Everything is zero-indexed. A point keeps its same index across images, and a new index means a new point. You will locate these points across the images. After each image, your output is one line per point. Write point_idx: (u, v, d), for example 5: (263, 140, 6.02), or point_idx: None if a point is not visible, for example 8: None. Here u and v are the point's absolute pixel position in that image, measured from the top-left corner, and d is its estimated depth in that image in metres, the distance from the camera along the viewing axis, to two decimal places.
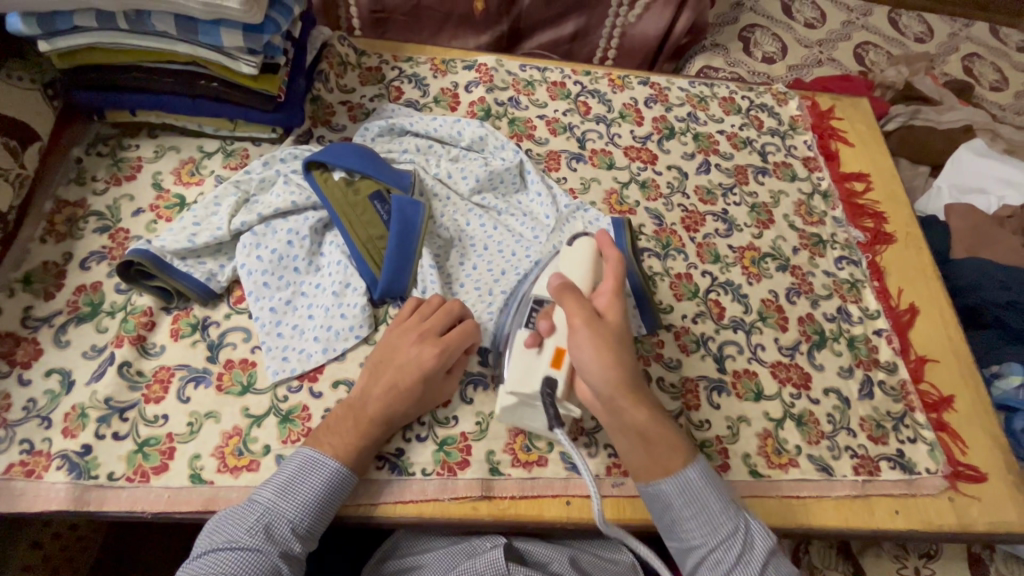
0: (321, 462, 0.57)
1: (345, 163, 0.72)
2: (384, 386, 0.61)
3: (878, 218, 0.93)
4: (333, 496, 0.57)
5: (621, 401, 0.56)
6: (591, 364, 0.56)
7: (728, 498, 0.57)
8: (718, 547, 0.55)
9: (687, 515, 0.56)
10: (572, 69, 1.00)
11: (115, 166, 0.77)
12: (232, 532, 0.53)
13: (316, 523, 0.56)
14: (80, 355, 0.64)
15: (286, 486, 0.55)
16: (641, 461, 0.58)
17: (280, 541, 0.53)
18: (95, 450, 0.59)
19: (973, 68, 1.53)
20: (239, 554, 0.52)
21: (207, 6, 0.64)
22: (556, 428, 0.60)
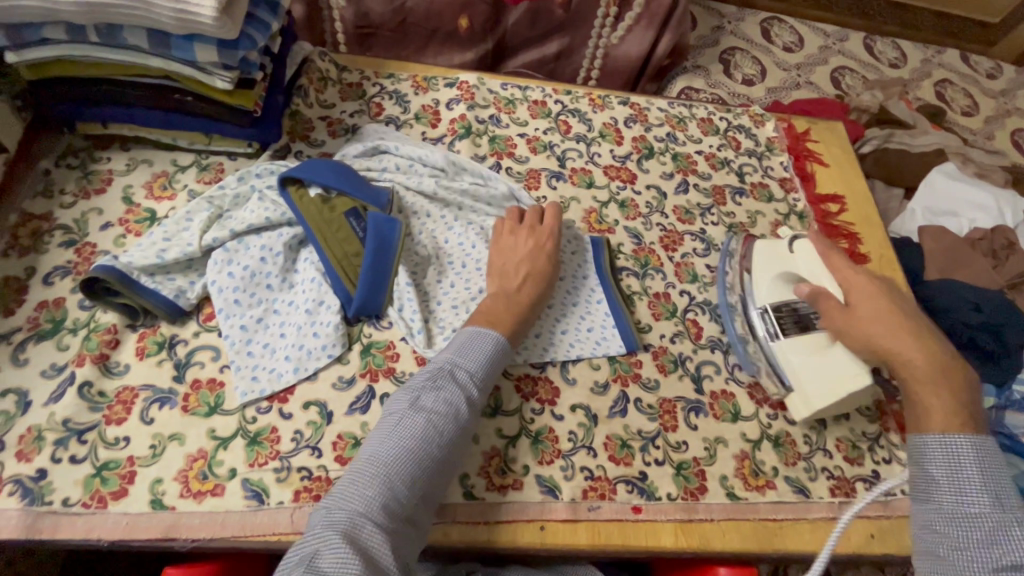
0: (484, 334, 0.63)
1: (325, 177, 0.72)
2: (520, 273, 0.71)
3: (853, 239, 0.95)
4: (498, 358, 0.63)
5: (915, 361, 0.64)
6: (880, 334, 0.66)
7: (1004, 483, 0.56)
8: (974, 519, 0.55)
9: (947, 478, 0.58)
10: (553, 88, 1.01)
11: (85, 179, 0.75)
12: (419, 382, 0.59)
13: (486, 380, 0.61)
14: (39, 375, 0.61)
15: (460, 347, 0.62)
16: (913, 416, 0.62)
17: (462, 386, 0.59)
18: (50, 474, 0.56)
19: (945, 93, 1.58)
20: (433, 400, 0.57)
21: (180, 20, 0.62)
22: (908, 417, 0.65)
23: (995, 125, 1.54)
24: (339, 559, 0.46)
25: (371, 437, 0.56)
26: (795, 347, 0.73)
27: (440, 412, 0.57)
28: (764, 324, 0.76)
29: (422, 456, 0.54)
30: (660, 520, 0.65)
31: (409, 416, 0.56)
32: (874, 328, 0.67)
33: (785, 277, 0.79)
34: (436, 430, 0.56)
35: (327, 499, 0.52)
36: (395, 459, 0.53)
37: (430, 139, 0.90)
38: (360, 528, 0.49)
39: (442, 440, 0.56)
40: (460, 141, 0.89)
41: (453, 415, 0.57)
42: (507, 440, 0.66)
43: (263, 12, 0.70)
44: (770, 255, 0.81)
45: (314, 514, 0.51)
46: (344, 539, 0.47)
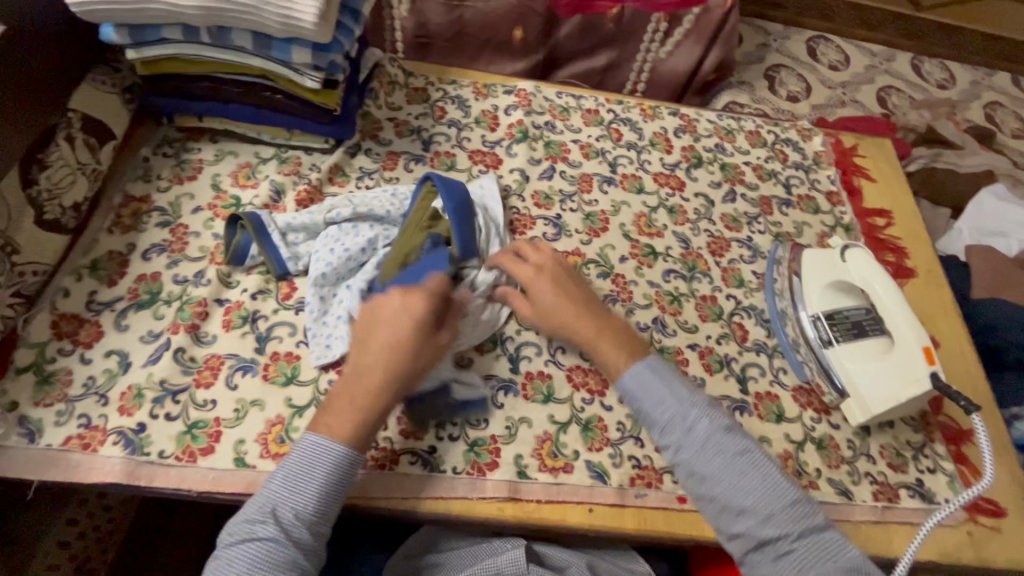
0: (327, 450, 0.55)
1: (447, 197, 0.74)
2: (387, 337, 0.59)
3: (899, 253, 0.96)
4: (333, 493, 0.55)
5: (602, 340, 0.67)
6: (548, 295, 0.69)
7: (678, 384, 0.62)
8: (669, 421, 0.60)
9: (645, 401, 0.62)
10: (606, 98, 1.05)
11: (179, 167, 0.82)
12: (257, 522, 0.52)
13: (325, 513, 0.55)
14: (138, 339, 0.68)
15: (290, 477, 0.54)
16: (611, 358, 0.66)
17: (285, 527, 0.52)
18: (148, 428, 0.62)
19: (995, 115, 1.57)
20: (255, 551, 0.51)
21: (285, 25, 0.68)
22: (975, 413, 0.64)
23: None
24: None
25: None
26: (850, 353, 0.75)
27: (266, 567, 0.51)
28: (816, 330, 0.79)
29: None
30: None
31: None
32: (565, 312, 0.68)
33: (834, 285, 0.80)
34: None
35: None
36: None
37: (489, 142, 0.95)
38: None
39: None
40: (518, 144, 0.94)
41: (285, 571, 0.51)
42: (559, 426, 0.69)
43: (348, 19, 0.77)
44: (825, 263, 0.82)
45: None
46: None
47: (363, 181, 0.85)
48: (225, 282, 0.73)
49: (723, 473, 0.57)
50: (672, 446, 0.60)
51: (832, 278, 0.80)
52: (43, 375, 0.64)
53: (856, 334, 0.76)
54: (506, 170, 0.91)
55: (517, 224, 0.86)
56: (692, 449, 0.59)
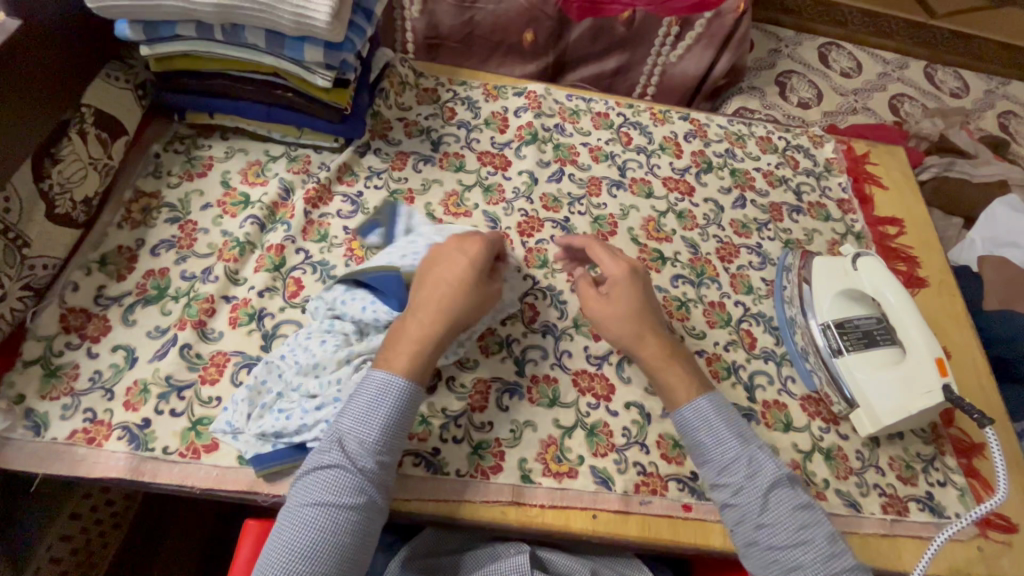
0: (390, 381, 0.58)
1: None
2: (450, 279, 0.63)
3: (911, 262, 0.95)
4: (399, 414, 0.57)
5: (637, 331, 0.69)
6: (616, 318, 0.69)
7: (745, 429, 0.65)
8: (734, 462, 0.63)
9: (706, 436, 0.64)
10: (616, 102, 1.04)
11: (189, 163, 0.82)
12: (324, 456, 0.55)
13: (390, 445, 0.57)
14: (145, 335, 0.68)
15: (359, 410, 0.57)
16: (669, 380, 0.67)
17: (351, 455, 0.55)
18: (153, 424, 0.62)
19: (1009, 125, 1.55)
20: (335, 472, 0.54)
21: (298, 24, 0.69)
22: (987, 426, 0.62)
23: None
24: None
25: (291, 504, 0.54)
26: (860, 363, 0.74)
27: (340, 492, 0.53)
28: (826, 338, 0.77)
29: (343, 528, 0.53)
30: (710, 520, 0.67)
31: (317, 499, 0.53)
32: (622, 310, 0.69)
33: (845, 294, 0.79)
34: (348, 507, 0.53)
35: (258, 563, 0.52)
36: (313, 534, 0.52)
37: (498, 144, 0.95)
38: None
39: (355, 516, 0.53)
40: (527, 146, 0.94)
41: (355, 494, 0.54)
42: (564, 431, 0.69)
43: (360, 19, 0.77)
44: (835, 271, 0.81)
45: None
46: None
47: (371, 181, 0.85)
48: (232, 279, 0.73)
49: (779, 522, 0.60)
50: (732, 488, 0.62)
51: (841, 286, 0.79)
52: (50, 368, 0.64)
53: (868, 345, 0.75)
54: (515, 172, 0.91)
55: (524, 226, 0.85)
56: (749, 502, 0.61)
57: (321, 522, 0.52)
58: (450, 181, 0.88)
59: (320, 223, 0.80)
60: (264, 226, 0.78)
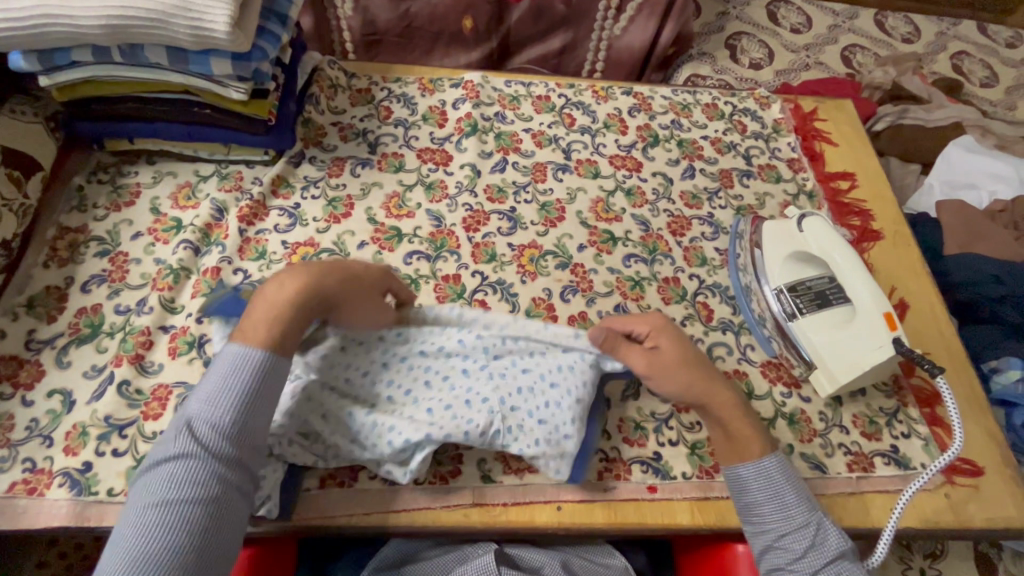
0: (250, 357, 0.54)
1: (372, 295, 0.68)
2: (334, 270, 0.61)
3: (865, 216, 0.94)
4: (259, 399, 0.53)
5: (702, 386, 0.64)
6: (675, 373, 0.64)
7: (809, 495, 0.61)
8: (796, 530, 0.58)
9: (770, 500, 0.60)
10: (556, 83, 1.02)
11: (116, 193, 0.80)
12: (170, 449, 0.49)
13: (249, 427, 0.52)
14: (81, 376, 0.66)
15: (210, 392, 0.52)
16: (736, 439, 0.63)
17: (204, 441, 0.49)
18: (95, 467, 0.60)
19: (962, 65, 1.54)
20: (181, 457, 0.48)
21: (196, 37, 0.66)
22: (937, 375, 0.63)
23: (1017, 95, 1.50)
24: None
25: (133, 500, 0.48)
26: (814, 325, 0.73)
27: (193, 481, 0.48)
28: (781, 303, 0.77)
29: (189, 517, 0.46)
30: (676, 499, 0.66)
31: (159, 497, 0.46)
32: (672, 363, 0.65)
33: (795, 256, 0.78)
34: (195, 497, 0.47)
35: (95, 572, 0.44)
36: (154, 532, 0.45)
37: (438, 139, 0.92)
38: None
39: (201, 512, 0.47)
40: (467, 138, 0.92)
41: (208, 485, 0.48)
42: None
43: (273, 25, 0.74)
44: (783, 235, 0.81)
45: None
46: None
47: (308, 191, 0.83)
48: (168, 308, 0.71)
49: None
50: (793, 554, 0.57)
51: (788, 250, 0.79)
52: None
53: (820, 304, 0.75)
54: (457, 166, 0.89)
55: (470, 221, 0.83)
56: (804, 571, 0.56)
57: (158, 523, 0.45)
58: (390, 182, 0.86)
59: (256, 240, 0.77)
60: (199, 250, 0.76)
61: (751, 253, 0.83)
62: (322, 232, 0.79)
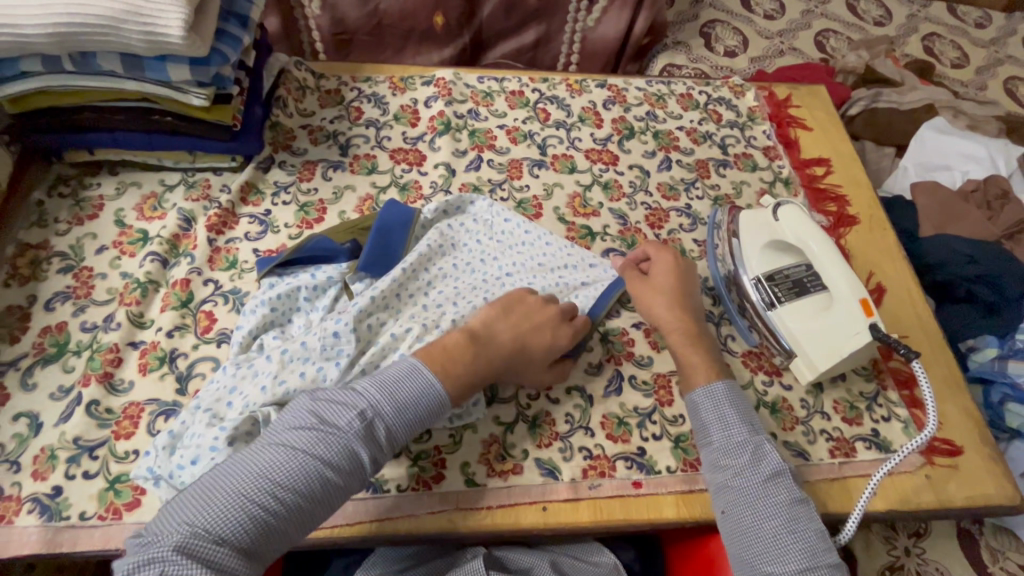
0: (420, 373, 0.57)
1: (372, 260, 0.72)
2: (512, 327, 0.64)
3: (841, 201, 0.94)
4: (422, 409, 0.56)
5: (674, 318, 0.70)
6: (657, 305, 0.71)
7: (755, 420, 0.64)
8: (737, 447, 0.61)
9: (715, 419, 0.64)
10: (530, 78, 1.01)
11: (78, 206, 0.77)
12: (303, 420, 0.52)
13: (405, 430, 0.55)
14: (47, 398, 0.64)
15: (385, 382, 0.55)
16: (691, 367, 0.67)
17: (369, 434, 0.53)
18: (66, 490, 0.59)
19: (933, 47, 1.56)
20: (331, 444, 0.51)
21: (150, 42, 0.64)
22: (913, 359, 0.63)
23: (987, 75, 1.51)
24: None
25: (250, 453, 0.51)
26: (792, 314, 0.73)
27: (327, 451, 0.51)
28: (759, 293, 0.75)
29: (293, 490, 0.49)
30: (661, 493, 0.66)
31: (302, 444, 0.51)
32: (663, 291, 0.72)
33: (771, 245, 0.78)
34: (321, 466, 0.50)
35: (172, 507, 0.48)
36: (283, 473, 0.49)
37: (411, 138, 0.91)
38: (205, 539, 0.45)
39: (319, 475, 0.50)
40: (441, 137, 0.90)
41: (338, 461, 0.51)
42: (505, 427, 0.68)
43: (234, 27, 0.72)
44: (759, 224, 0.80)
45: (160, 514, 0.48)
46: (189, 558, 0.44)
47: (279, 197, 0.81)
48: (137, 323, 0.69)
49: (773, 507, 0.57)
50: (733, 469, 0.60)
51: (764, 240, 0.78)
52: None
53: (799, 293, 0.74)
54: (431, 165, 0.88)
55: None
56: (744, 485, 0.59)
57: (282, 463, 0.50)
58: (363, 184, 0.84)
59: (227, 249, 0.76)
60: (167, 262, 0.74)
61: (728, 243, 0.82)
62: (295, 239, 0.78)
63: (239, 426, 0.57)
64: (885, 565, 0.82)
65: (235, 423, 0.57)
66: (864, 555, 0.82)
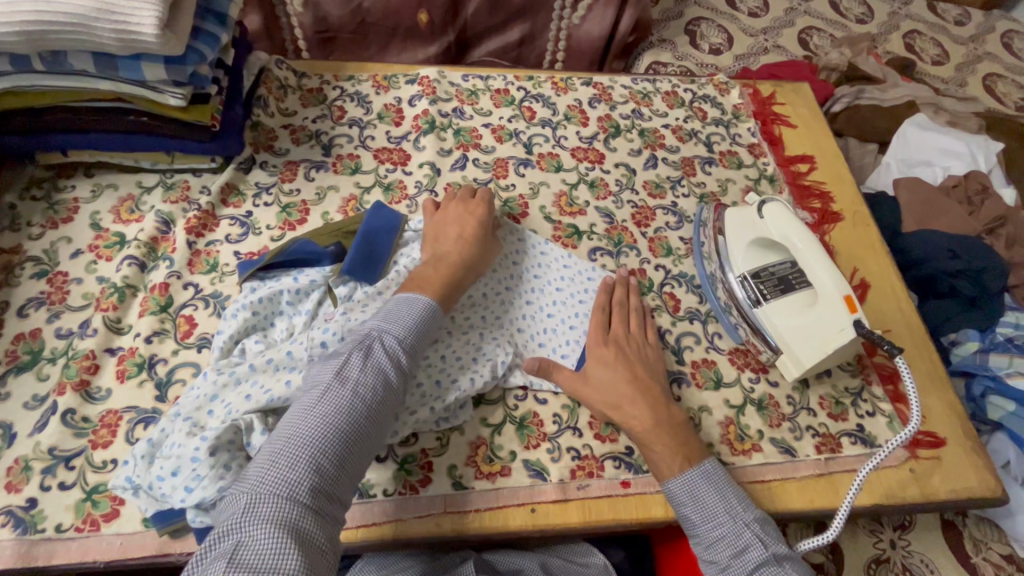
0: (413, 301, 0.62)
1: (357, 263, 0.70)
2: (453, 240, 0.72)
3: (825, 198, 0.95)
4: (428, 324, 0.61)
5: (629, 396, 0.66)
6: (607, 375, 0.67)
7: (735, 502, 0.61)
8: (718, 540, 0.60)
9: (694, 511, 0.61)
10: (514, 76, 1.00)
11: (51, 210, 0.75)
12: (321, 373, 0.54)
13: (419, 342, 0.60)
14: (21, 407, 0.62)
15: (384, 316, 0.60)
16: (661, 452, 0.64)
17: (390, 352, 0.57)
18: (41, 502, 0.57)
19: (914, 44, 1.57)
20: (366, 372, 0.54)
21: (123, 41, 0.62)
22: (897, 355, 0.64)
23: (967, 72, 1.53)
24: (272, 542, 0.43)
25: (292, 413, 0.52)
26: (777, 311, 0.73)
27: (364, 380, 0.54)
28: (745, 290, 0.77)
29: (346, 422, 0.51)
30: (650, 493, 0.66)
31: (334, 383, 0.53)
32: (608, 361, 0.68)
33: (757, 242, 0.78)
34: (362, 391, 0.53)
35: (236, 494, 0.47)
36: (333, 409, 0.51)
37: (395, 138, 0.90)
38: (281, 500, 0.46)
39: (360, 399, 0.53)
40: (425, 136, 0.89)
41: (376, 385, 0.54)
42: (493, 428, 0.67)
43: (211, 25, 0.71)
44: (744, 223, 0.80)
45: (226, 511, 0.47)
46: (274, 522, 0.44)
47: (260, 198, 0.80)
48: (114, 328, 0.67)
49: None
50: (719, 564, 0.60)
51: (750, 237, 0.79)
52: None
53: (783, 290, 0.75)
54: (415, 165, 0.87)
55: None
56: None
57: (328, 408, 0.51)
58: (347, 185, 0.83)
59: (207, 252, 0.74)
60: (145, 266, 0.72)
61: (716, 241, 0.82)
62: (277, 240, 0.76)
63: (221, 434, 0.56)
64: (871, 558, 0.83)
65: (216, 432, 0.55)
66: (851, 548, 0.83)
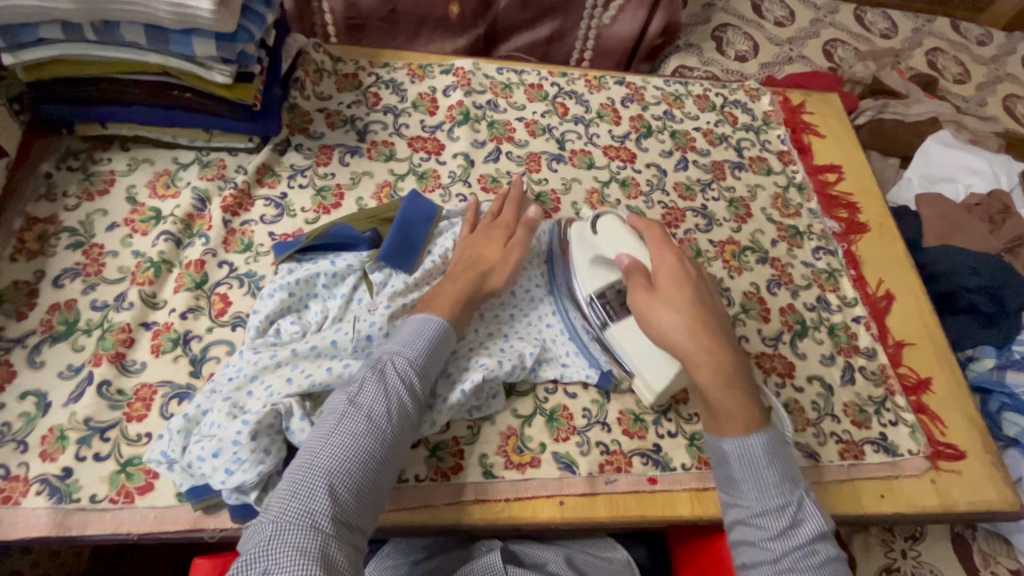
0: (425, 323, 0.61)
1: (391, 249, 0.70)
2: (487, 242, 0.71)
3: (852, 208, 0.96)
4: (440, 348, 0.60)
5: (714, 335, 0.60)
6: (666, 320, 0.60)
7: (794, 471, 0.56)
8: (771, 509, 0.54)
9: (780, 474, 0.55)
10: (548, 71, 1.00)
11: (87, 181, 0.75)
12: (336, 400, 0.54)
13: (432, 368, 0.59)
14: (56, 376, 0.62)
15: (397, 339, 0.60)
16: (723, 412, 0.58)
17: (403, 378, 0.56)
18: (76, 472, 0.57)
19: (937, 62, 1.58)
20: (378, 397, 0.54)
21: (177, 15, 0.63)
22: None
23: (987, 92, 1.54)
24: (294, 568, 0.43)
25: (310, 437, 0.53)
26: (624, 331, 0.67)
27: (377, 406, 0.54)
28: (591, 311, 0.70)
29: (360, 450, 0.51)
30: (676, 490, 0.67)
31: (348, 409, 0.53)
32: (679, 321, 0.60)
33: (597, 260, 0.71)
34: (376, 418, 0.53)
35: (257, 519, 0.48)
36: (347, 436, 0.52)
37: (429, 127, 0.90)
38: (302, 528, 0.46)
39: (373, 427, 0.53)
40: (460, 127, 0.89)
41: (389, 410, 0.54)
42: (523, 420, 0.67)
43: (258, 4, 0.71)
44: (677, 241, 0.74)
45: (248, 537, 0.48)
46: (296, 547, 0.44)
47: (295, 180, 0.80)
48: (150, 303, 0.67)
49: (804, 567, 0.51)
50: (766, 528, 0.54)
51: (587, 256, 0.71)
52: None
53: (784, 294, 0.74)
54: (449, 155, 0.87)
55: None
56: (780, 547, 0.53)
57: (342, 434, 0.52)
58: (381, 171, 0.83)
59: (242, 231, 0.74)
60: (180, 242, 0.72)
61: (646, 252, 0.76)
62: (311, 223, 0.76)
63: (262, 418, 0.56)
64: (883, 566, 0.83)
65: (258, 416, 0.55)
66: (863, 555, 0.84)
